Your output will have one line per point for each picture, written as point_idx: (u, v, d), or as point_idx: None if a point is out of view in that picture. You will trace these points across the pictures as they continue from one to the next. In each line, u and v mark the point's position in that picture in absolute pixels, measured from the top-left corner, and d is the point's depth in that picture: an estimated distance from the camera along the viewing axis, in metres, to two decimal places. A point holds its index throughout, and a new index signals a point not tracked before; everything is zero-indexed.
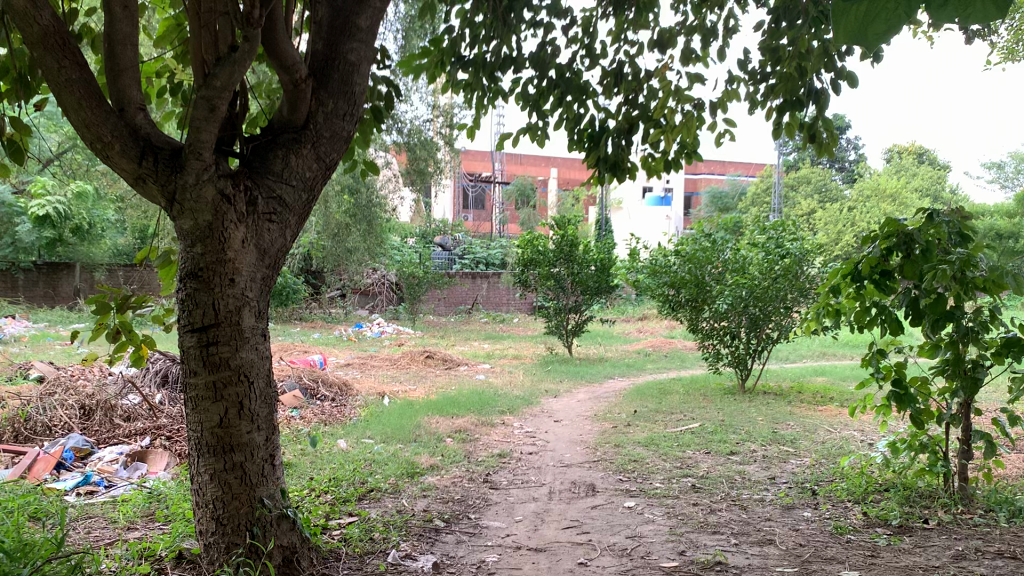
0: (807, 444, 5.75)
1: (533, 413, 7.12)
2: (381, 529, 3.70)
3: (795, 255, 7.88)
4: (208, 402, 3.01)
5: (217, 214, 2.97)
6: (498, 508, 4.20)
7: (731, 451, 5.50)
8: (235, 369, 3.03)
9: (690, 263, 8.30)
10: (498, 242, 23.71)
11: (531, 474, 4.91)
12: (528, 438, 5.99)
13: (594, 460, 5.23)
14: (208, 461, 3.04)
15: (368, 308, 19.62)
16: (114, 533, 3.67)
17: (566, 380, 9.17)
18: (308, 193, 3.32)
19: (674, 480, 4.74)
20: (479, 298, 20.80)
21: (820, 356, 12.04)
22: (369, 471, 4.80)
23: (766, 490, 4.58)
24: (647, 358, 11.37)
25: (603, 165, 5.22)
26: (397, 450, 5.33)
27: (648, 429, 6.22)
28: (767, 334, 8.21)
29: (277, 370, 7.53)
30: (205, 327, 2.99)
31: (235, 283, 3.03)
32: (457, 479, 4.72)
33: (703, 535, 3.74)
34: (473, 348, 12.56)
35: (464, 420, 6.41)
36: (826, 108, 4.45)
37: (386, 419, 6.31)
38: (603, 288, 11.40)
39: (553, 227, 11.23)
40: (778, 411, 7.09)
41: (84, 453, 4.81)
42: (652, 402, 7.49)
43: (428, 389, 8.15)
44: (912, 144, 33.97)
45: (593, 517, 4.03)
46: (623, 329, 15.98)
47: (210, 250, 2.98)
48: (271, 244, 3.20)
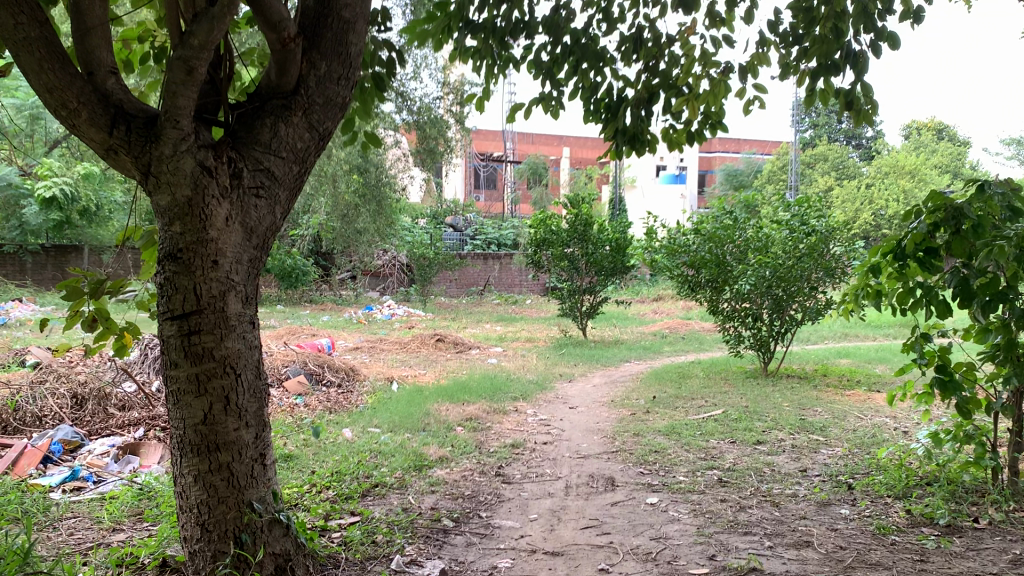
0: (838, 433, 5.43)
1: (547, 399, 6.85)
2: (384, 531, 3.41)
3: (821, 232, 7.45)
4: (190, 397, 2.73)
5: (197, 189, 2.67)
6: (511, 505, 3.91)
7: (758, 440, 5.19)
8: (220, 361, 2.75)
9: (711, 241, 7.97)
10: (510, 222, 23.38)
11: (546, 466, 4.62)
12: (543, 426, 5.69)
13: (613, 451, 4.94)
14: (191, 462, 2.76)
15: (380, 289, 19.28)
16: (98, 535, 3.40)
17: (580, 364, 8.87)
18: (301, 165, 3.01)
19: (698, 473, 4.44)
20: (491, 279, 20.49)
21: (842, 337, 11.69)
22: (375, 463, 4.52)
23: (798, 484, 4.28)
24: (664, 340, 11.06)
25: (621, 137, 4.89)
26: (405, 441, 5.05)
27: (669, 416, 5.92)
28: (791, 315, 7.88)
29: (281, 355, 7.24)
30: (186, 314, 2.71)
31: (218, 266, 2.74)
32: (468, 472, 4.44)
33: (733, 536, 3.45)
34: (485, 331, 12.31)
35: (475, 407, 6.12)
36: (865, 72, 4.09)
37: (394, 406, 6.05)
38: (618, 269, 11.07)
39: (567, 206, 10.89)
40: (805, 396, 6.77)
41: (74, 446, 4.55)
42: (672, 388, 7.18)
43: (438, 373, 7.89)
44: (931, 120, 33.28)
45: (614, 515, 3.74)
46: (637, 310, 15.65)
47: (190, 228, 2.69)
48: (261, 223, 2.90)
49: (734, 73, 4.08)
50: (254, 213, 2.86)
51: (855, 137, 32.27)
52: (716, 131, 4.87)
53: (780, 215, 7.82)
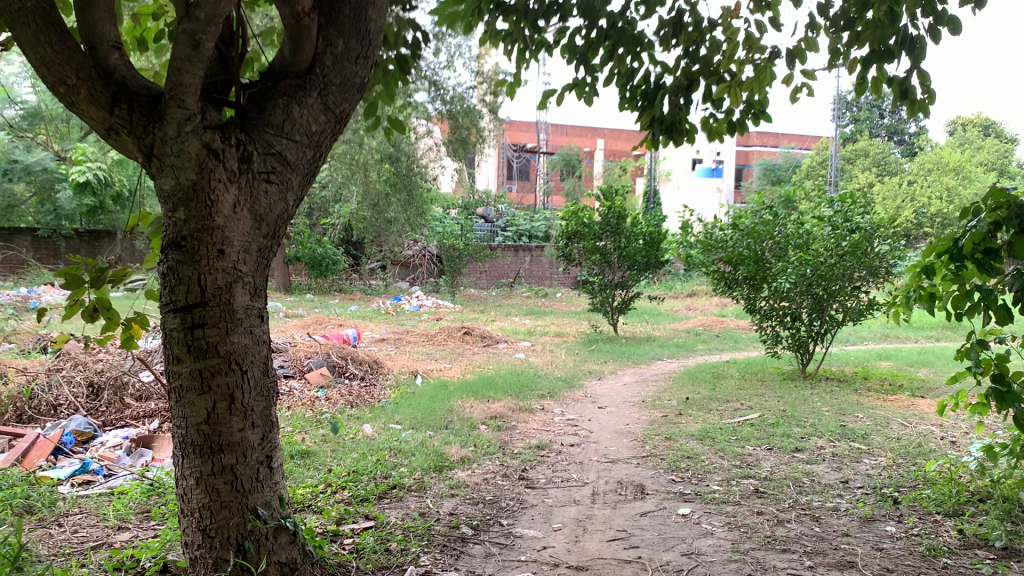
0: (881, 441, 5.16)
1: (575, 397, 6.64)
2: (398, 538, 3.23)
3: (865, 229, 7.16)
4: (193, 394, 2.57)
5: (202, 172, 2.50)
6: (534, 512, 3.72)
7: (796, 448, 4.93)
8: (225, 356, 2.58)
9: (749, 237, 7.69)
10: (542, 214, 23.14)
11: (572, 470, 4.42)
12: (570, 427, 5.48)
13: (643, 456, 4.72)
14: (193, 462, 2.60)
15: (410, 280, 19.14)
16: (103, 534, 3.26)
17: (610, 361, 8.64)
18: (315, 149, 2.83)
19: (733, 482, 4.20)
20: (521, 271, 20.26)
21: (882, 338, 11.33)
22: (394, 463, 4.35)
23: (840, 496, 4.02)
24: (697, 338, 10.77)
25: (658, 126, 4.68)
26: (426, 439, 4.87)
27: (702, 419, 5.69)
28: (831, 315, 7.59)
29: (305, 346, 7.08)
30: (190, 306, 2.54)
31: (224, 256, 2.57)
32: (490, 475, 4.25)
33: (769, 553, 3.22)
34: (514, 324, 12.12)
35: (500, 405, 5.93)
36: (921, 59, 3.81)
37: (417, 402, 5.88)
38: (651, 263, 10.81)
39: (600, 198, 10.63)
40: (845, 400, 6.49)
41: (86, 438, 4.44)
42: (706, 389, 6.93)
43: (464, 367, 7.71)
44: (976, 116, 32.37)
45: (643, 527, 3.53)
46: (670, 305, 15.33)
47: (195, 214, 2.52)
48: (272, 210, 2.73)
49: (781, 58, 3.83)
50: (265, 200, 2.68)
51: (897, 133, 31.49)
52: (758, 121, 4.63)
53: (822, 210, 7.52)
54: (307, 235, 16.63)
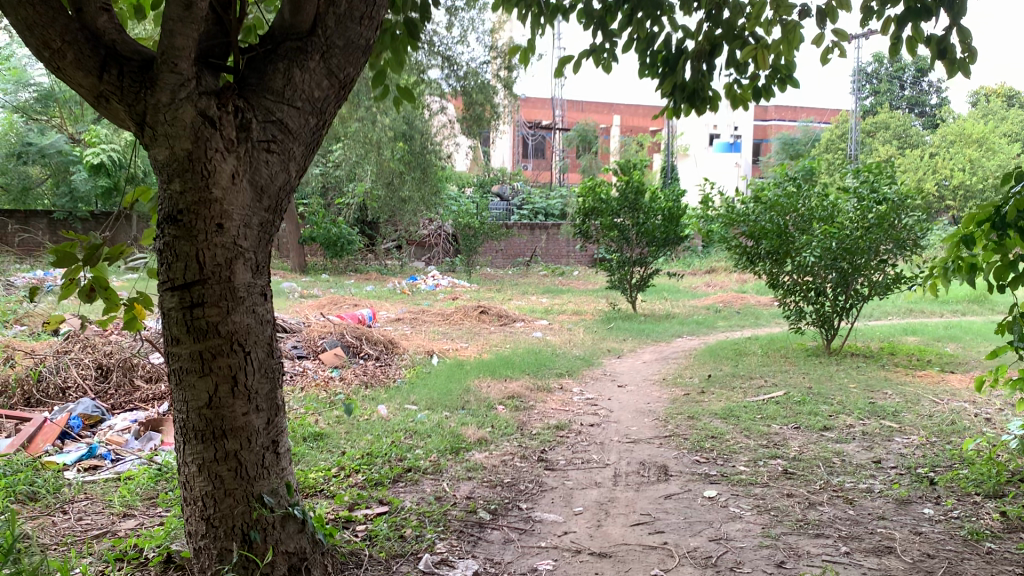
0: (913, 419, 4.97)
1: (594, 376, 6.49)
2: (413, 524, 3.10)
3: (893, 201, 6.94)
4: (194, 377, 2.44)
5: (198, 141, 2.35)
6: (555, 495, 3.57)
7: (825, 426, 4.76)
8: (226, 337, 2.44)
9: (772, 210, 7.47)
10: (558, 191, 22.89)
11: (593, 451, 4.27)
12: (590, 406, 5.33)
13: (666, 436, 4.56)
14: (195, 449, 2.48)
15: (425, 259, 19.00)
16: (107, 522, 3.15)
17: (630, 339, 8.47)
18: (319, 116, 2.67)
19: (761, 463, 4.04)
20: (537, 250, 20.06)
21: (907, 313, 11.09)
22: (410, 444, 4.21)
23: (873, 477, 3.85)
24: (717, 315, 10.57)
25: (679, 94, 4.51)
26: (442, 420, 4.74)
27: (725, 397, 5.54)
28: (857, 289, 7.39)
29: (319, 326, 6.94)
30: (188, 284, 2.40)
31: (224, 230, 2.42)
32: (508, 457, 4.10)
33: (802, 538, 3.07)
34: (531, 303, 11.97)
35: (517, 384, 5.79)
36: (961, 15, 3.59)
37: (433, 382, 5.75)
38: (670, 239, 10.61)
39: (617, 173, 10.40)
40: (872, 377, 6.31)
41: (94, 421, 4.34)
42: (729, 366, 6.76)
43: (480, 347, 7.57)
44: (1000, 86, 31.68)
45: (669, 511, 3.38)
46: (688, 282, 15.11)
47: (191, 186, 2.38)
48: (275, 181, 2.58)
49: (811, 18, 3.62)
50: (266, 170, 2.53)
51: (919, 105, 30.89)
52: (785, 86, 4.45)
53: (848, 182, 7.31)
54: (321, 215, 16.52)
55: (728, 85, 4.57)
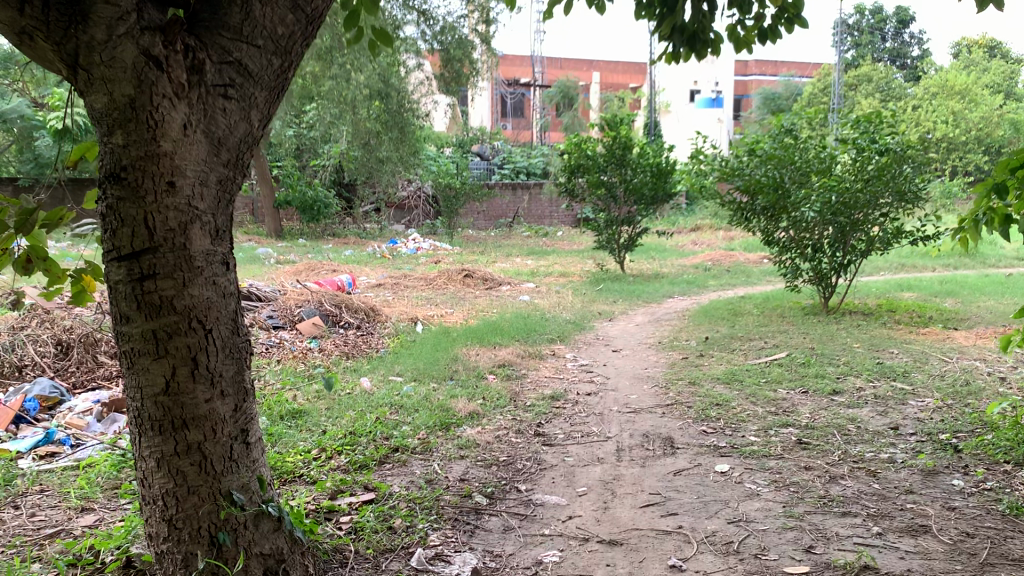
0: (924, 380, 4.74)
1: (587, 340, 6.21)
2: (403, 514, 2.80)
3: (895, 151, 6.68)
4: (147, 360, 2.12)
5: (141, 86, 2.00)
6: (555, 474, 3.30)
7: (834, 390, 4.51)
8: (184, 314, 2.12)
9: (769, 163, 7.14)
10: (540, 150, 22.41)
11: (592, 423, 3.99)
12: (584, 374, 5.06)
13: (668, 404, 4.30)
14: (152, 442, 2.17)
15: (406, 221, 18.57)
16: (62, 519, 2.84)
17: (620, 301, 8.19)
18: (284, 57, 2.30)
19: (772, 433, 3.79)
20: (520, 210, 19.68)
21: (899, 268, 10.85)
22: (395, 421, 3.92)
23: (893, 446, 3.61)
24: (707, 274, 10.30)
25: (678, 37, 4.19)
26: (430, 392, 4.45)
27: (726, 360, 5.29)
28: (855, 245, 7.14)
29: (295, 293, 6.56)
30: (137, 254, 2.07)
31: (176, 190, 2.08)
32: (502, 432, 3.82)
33: (828, 519, 2.82)
34: (516, 265, 11.64)
35: (508, 351, 5.50)
36: None
37: (419, 351, 5.44)
38: (658, 197, 10.30)
39: (604, 129, 10.02)
40: (875, 335, 6.07)
41: (53, 403, 4.00)
42: (725, 327, 6.50)
43: (467, 312, 7.26)
44: (981, 37, 31.36)
45: (680, 490, 3.11)
46: (675, 241, 14.82)
47: (136, 139, 2.03)
48: (235, 132, 2.23)
49: None
50: (224, 119, 2.18)
51: (900, 57, 30.54)
52: (793, 26, 4.13)
53: (846, 132, 7.01)
54: (297, 178, 16.02)
55: (730, 26, 4.24)
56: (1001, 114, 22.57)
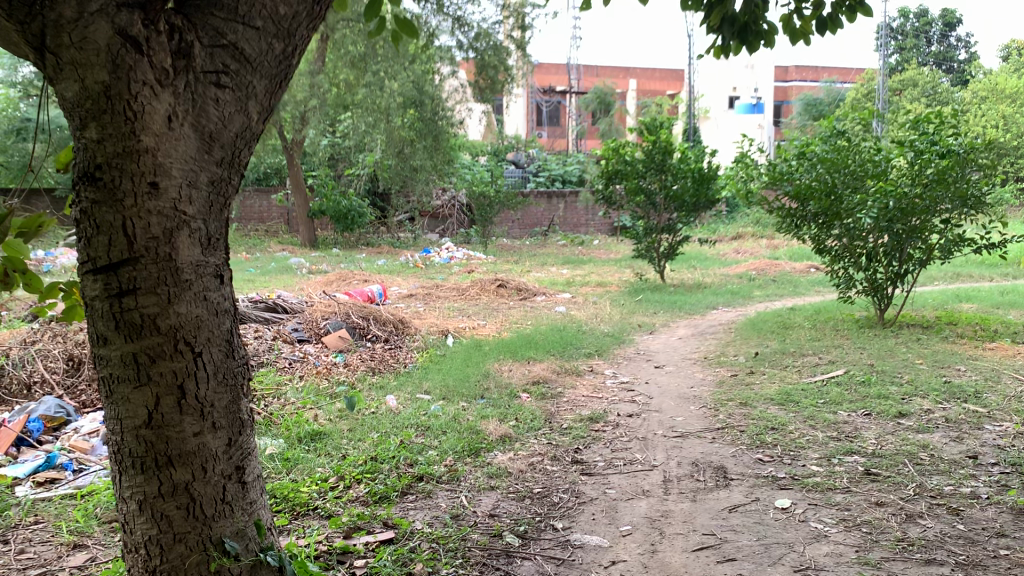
0: (1000, 402, 4.32)
1: (627, 355, 5.87)
2: (424, 558, 2.49)
3: (958, 153, 6.23)
4: (127, 388, 1.84)
5: (117, 71, 1.72)
6: (595, 509, 2.97)
7: (900, 413, 4.12)
8: (169, 335, 1.84)
9: (821, 167, 6.74)
10: (576, 157, 22.04)
11: (635, 450, 3.66)
12: (625, 393, 4.71)
13: (718, 428, 3.94)
14: (133, 481, 1.90)
15: (440, 230, 18.32)
16: (52, 557, 2.58)
17: (661, 313, 7.83)
18: (287, 41, 2.00)
19: (836, 462, 3.43)
20: (555, 219, 19.33)
21: (954, 278, 10.33)
22: (420, 445, 3.62)
23: (975, 479, 3.21)
24: (752, 284, 9.88)
25: (728, 28, 3.86)
26: (459, 412, 4.14)
27: (778, 379, 4.91)
28: (912, 253, 6.72)
29: (323, 304, 6.26)
30: (114, 267, 1.80)
31: (160, 193, 1.80)
32: (537, 459, 3.50)
33: (909, 567, 2.45)
34: (551, 274, 11.33)
35: (543, 367, 5.18)
36: None
37: (450, 366, 5.14)
38: (700, 204, 9.93)
39: (643, 133, 9.65)
40: (939, 351, 5.63)
41: (58, 423, 3.77)
42: (775, 342, 6.11)
43: (500, 324, 6.94)
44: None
45: (738, 529, 2.77)
46: (717, 250, 14.39)
47: (113, 133, 1.75)
48: (230, 126, 1.94)
49: None
50: (217, 110, 1.89)
51: (946, 60, 29.72)
52: (855, 13, 3.78)
53: (902, 134, 6.60)
54: (331, 188, 15.86)
55: (785, 16, 3.90)
56: None
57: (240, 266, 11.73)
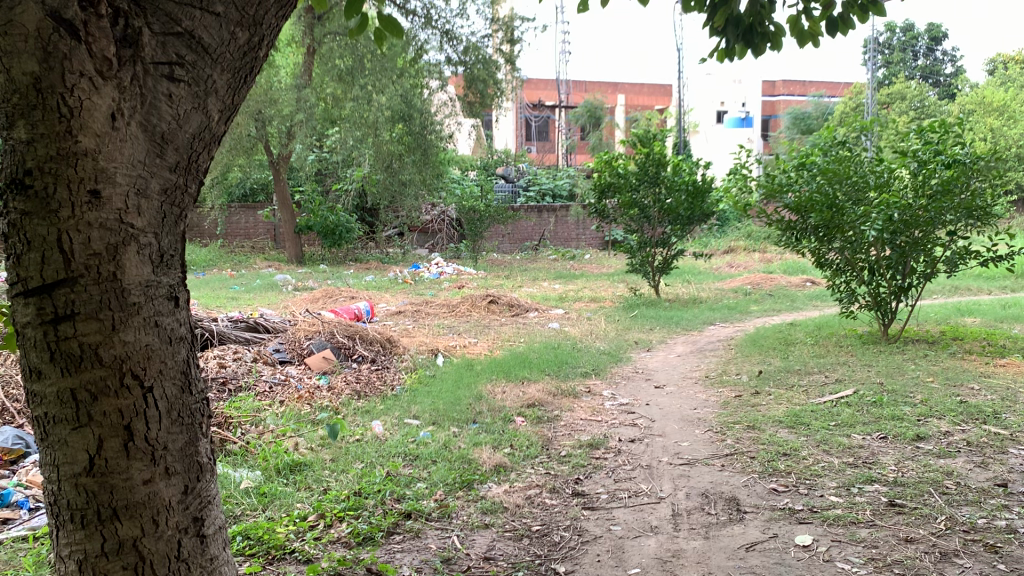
0: (1021, 423, 4.08)
1: (625, 374, 5.62)
2: None
3: (964, 163, 6.03)
4: (65, 430, 1.58)
5: (51, 59, 1.47)
6: (600, 550, 2.72)
7: (917, 436, 3.88)
8: (113, 367, 1.58)
9: (822, 178, 6.50)
10: (566, 170, 21.85)
11: (639, 479, 3.40)
12: (626, 416, 4.46)
13: (727, 455, 3.69)
14: (73, 536, 1.64)
15: (429, 245, 18.04)
16: None
17: (657, 329, 7.60)
18: (253, 30, 1.76)
19: (856, 491, 3.18)
20: (546, 233, 19.12)
21: (952, 291, 10.14)
22: (408, 477, 3.36)
23: (1010, 510, 2.96)
24: (748, 298, 9.68)
25: (733, 29, 3.66)
26: (450, 440, 3.87)
27: (785, 399, 4.67)
28: (916, 266, 6.52)
29: (306, 323, 5.95)
30: (47, 288, 1.54)
31: (103, 201, 1.55)
32: (534, 491, 3.24)
33: None
34: (543, 290, 11.08)
35: (537, 388, 4.92)
36: None
37: (439, 388, 4.88)
38: (694, 217, 9.72)
39: (636, 146, 9.43)
40: (949, 367, 5.40)
41: (15, 456, 3.49)
42: (779, 359, 5.88)
43: (491, 342, 6.68)
44: (1018, 52, 30.33)
45: (757, 572, 2.51)
46: (710, 263, 14.18)
47: (46, 133, 1.50)
48: (186, 125, 1.69)
49: None
50: (170, 107, 1.64)
51: (933, 74, 29.80)
52: (867, 12, 3.57)
53: (905, 144, 6.39)
54: (318, 203, 15.60)
55: (793, 16, 3.69)
56: None
57: (223, 284, 11.44)
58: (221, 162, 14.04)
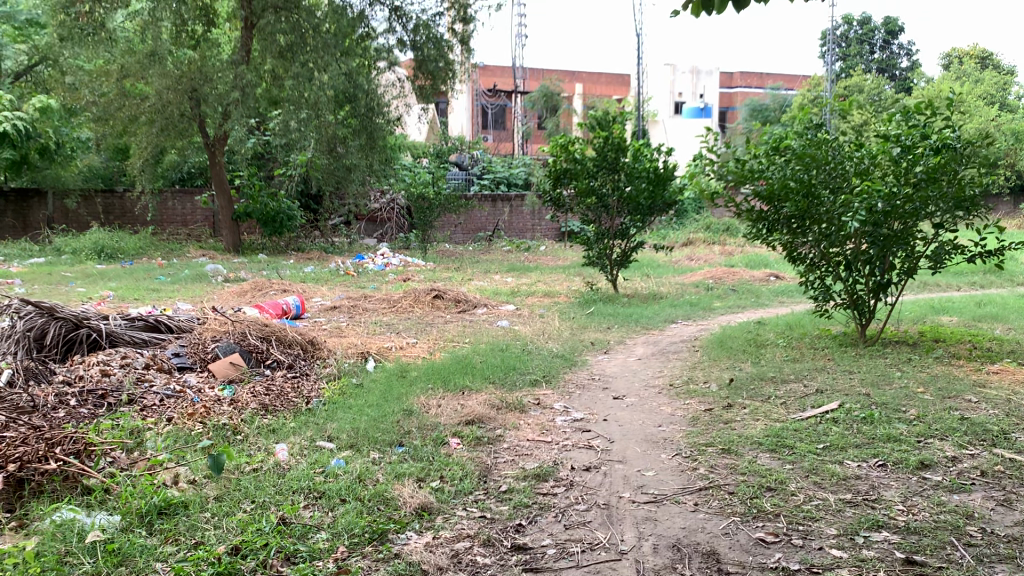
0: None
1: (580, 381, 4.98)
2: None
3: (954, 148, 5.51)
4: None
5: None
6: None
7: (921, 464, 3.29)
8: None
9: (796, 164, 5.89)
10: (521, 158, 21.12)
11: (595, 525, 2.75)
12: (580, 435, 3.80)
13: (700, 489, 3.05)
14: None
15: (377, 235, 17.20)
16: None
17: (615, 328, 6.97)
18: None
19: (862, 542, 2.57)
20: (500, 223, 18.45)
21: (921, 287, 9.66)
22: (306, 525, 2.65)
23: None
24: (712, 294, 9.12)
25: None
26: (367, 471, 3.16)
27: (763, 414, 4.06)
28: (895, 262, 5.99)
29: (216, 322, 5.17)
30: None
31: None
32: (466, 545, 2.57)
33: None
34: (495, 283, 10.41)
35: (478, 400, 4.25)
36: None
37: (361, 401, 4.18)
38: (655, 206, 9.10)
39: (593, 128, 8.76)
40: (939, 375, 4.86)
41: None
42: (750, 364, 5.27)
43: (432, 343, 5.98)
44: (972, 47, 30.12)
45: None
46: (670, 256, 13.63)
47: None
48: None
49: None
50: None
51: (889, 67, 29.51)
52: None
53: (887, 127, 5.84)
54: (257, 188, 14.71)
55: None
56: (996, 124, 21.64)
57: (147, 274, 10.57)
58: (153, 144, 13.12)
